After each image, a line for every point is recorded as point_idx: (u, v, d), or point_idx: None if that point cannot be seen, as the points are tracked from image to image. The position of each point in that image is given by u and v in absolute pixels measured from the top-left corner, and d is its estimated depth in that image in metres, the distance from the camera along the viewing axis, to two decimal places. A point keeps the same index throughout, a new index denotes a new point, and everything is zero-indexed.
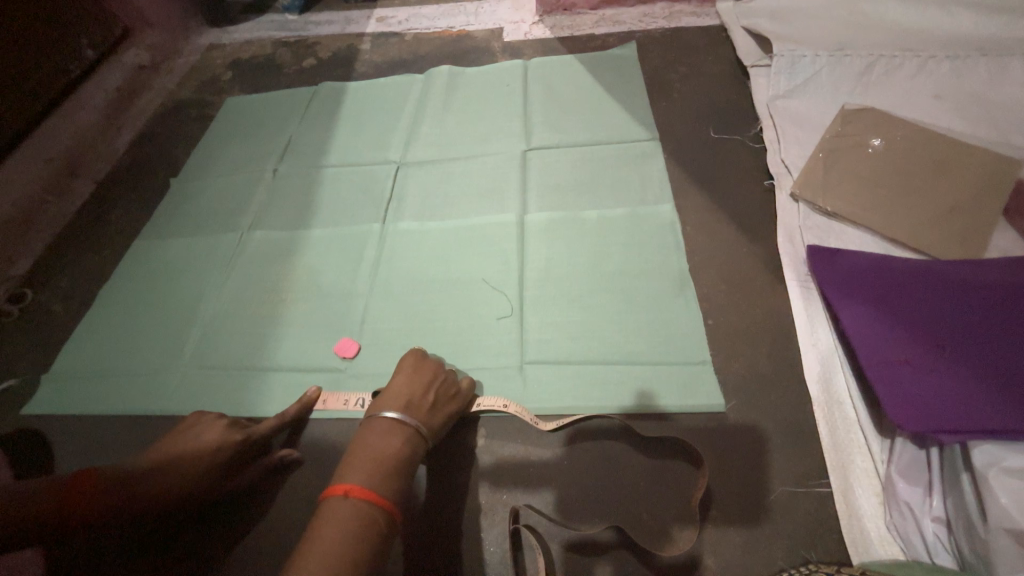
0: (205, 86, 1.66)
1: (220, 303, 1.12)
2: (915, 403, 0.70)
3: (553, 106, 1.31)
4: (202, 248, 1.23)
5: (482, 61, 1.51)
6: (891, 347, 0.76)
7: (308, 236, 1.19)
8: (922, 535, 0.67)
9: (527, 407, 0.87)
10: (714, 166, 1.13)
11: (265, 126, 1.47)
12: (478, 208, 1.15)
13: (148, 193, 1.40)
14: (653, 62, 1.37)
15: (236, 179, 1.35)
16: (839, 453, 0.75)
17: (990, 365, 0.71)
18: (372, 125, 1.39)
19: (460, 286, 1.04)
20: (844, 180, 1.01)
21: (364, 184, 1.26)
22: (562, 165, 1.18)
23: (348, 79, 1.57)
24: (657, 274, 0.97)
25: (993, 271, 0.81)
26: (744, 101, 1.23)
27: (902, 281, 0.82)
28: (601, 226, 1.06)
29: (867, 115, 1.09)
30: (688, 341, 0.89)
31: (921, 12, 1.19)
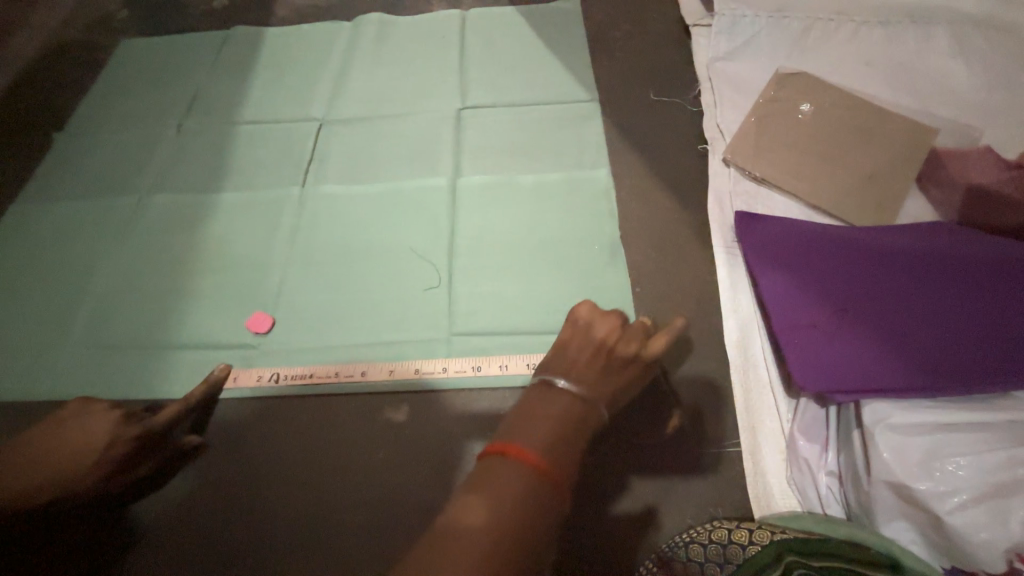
0: (93, 25, 1.43)
1: (121, 275, 1.00)
2: (817, 365, 0.73)
3: (492, 62, 1.22)
4: (93, 213, 1.09)
5: (416, 8, 1.38)
6: (801, 310, 0.78)
7: (217, 200, 1.08)
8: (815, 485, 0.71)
9: (458, 378, 0.85)
10: (652, 129, 1.09)
11: (167, 75, 1.29)
12: (408, 171, 1.07)
13: (28, 151, 1.21)
14: (597, 17, 1.29)
15: (133, 135, 1.19)
16: (750, 410, 0.77)
17: (887, 327, 0.75)
18: (292, 77, 1.25)
19: (386, 254, 0.97)
20: (773, 146, 1.01)
21: (284, 143, 1.15)
22: (500, 126, 1.11)
23: (265, 23, 1.39)
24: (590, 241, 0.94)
25: (906, 239, 0.83)
26: (685, 62, 1.19)
27: (819, 247, 0.83)
28: (539, 191, 1.01)
29: (800, 79, 1.08)
30: (616, 308, 0.88)
31: None
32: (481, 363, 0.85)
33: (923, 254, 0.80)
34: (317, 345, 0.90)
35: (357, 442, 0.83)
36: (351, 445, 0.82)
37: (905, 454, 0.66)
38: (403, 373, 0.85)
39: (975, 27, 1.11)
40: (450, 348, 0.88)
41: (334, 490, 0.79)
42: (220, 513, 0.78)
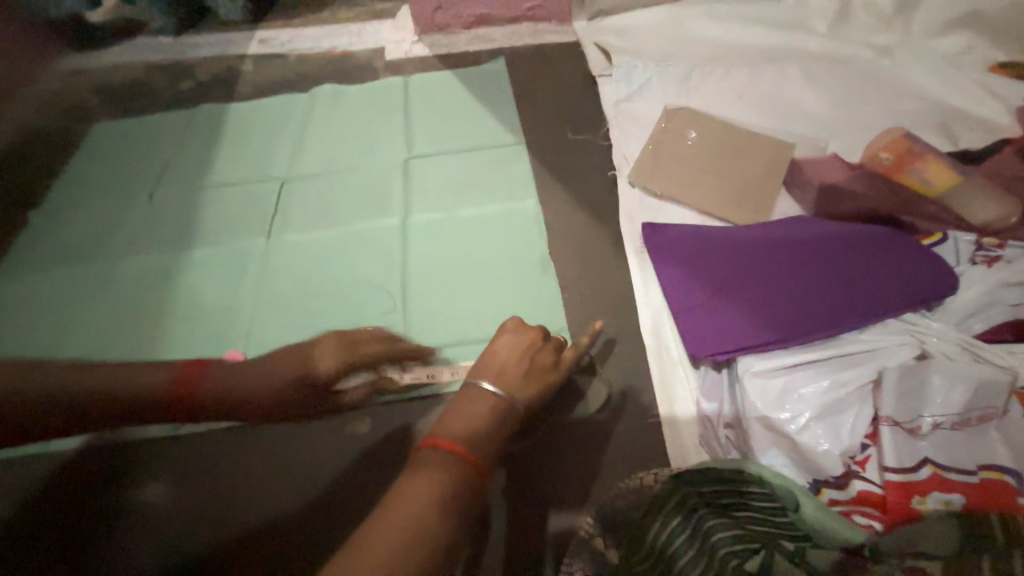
0: (62, 113, 1.55)
1: (105, 334, 1.11)
2: (700, 336, 0.93)
3: (430, 115, 1.40)
4: (74, 281, 1.19)
5: (365, 76, 1.55)
6: (674, 304, 0.96)
7: (191, 258, 1.19)
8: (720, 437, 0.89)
9: (423, 390, 0.98)
10: (572, 163, 1.28)
11: (139, 151, 1.41)
12: (364, 216, 1.21)
13: (5, 231, 1.30)
14: (522, 73, 1.49)
15: (107, 208, 1.30)
16: (659, 388, 0.95)
17: (749, 300, 0.95)
18: (256, 144, 1.38)
19: (347, 290, 1.10)
20: (665, 167, 1.20)
21: (247, 199, 1.28)
22: (438, 171, 1.28)
23: (230, 98, 1.52)
24: (516, 261, 1.10)
25: (754, 235, 1.03)
26: (597, 104, 1.40)
27: (705, 244, 1.02)
28: (473, 224, 1.17)
29: (684, 112, 1.29)
30: (542, 316, 1.04)
31: (724, 32, 1.45)
32: (427, 373, 0.98)
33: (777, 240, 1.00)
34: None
35: (336, 458, 0.95)
36: (332, 461, 0.95)
37: (774, 398, 0.85)
38: (367, 392, 0.96)
39: (820, 63, 1.37)
40: (406, 364, 0.99)
41: (322, 502, 0.92)
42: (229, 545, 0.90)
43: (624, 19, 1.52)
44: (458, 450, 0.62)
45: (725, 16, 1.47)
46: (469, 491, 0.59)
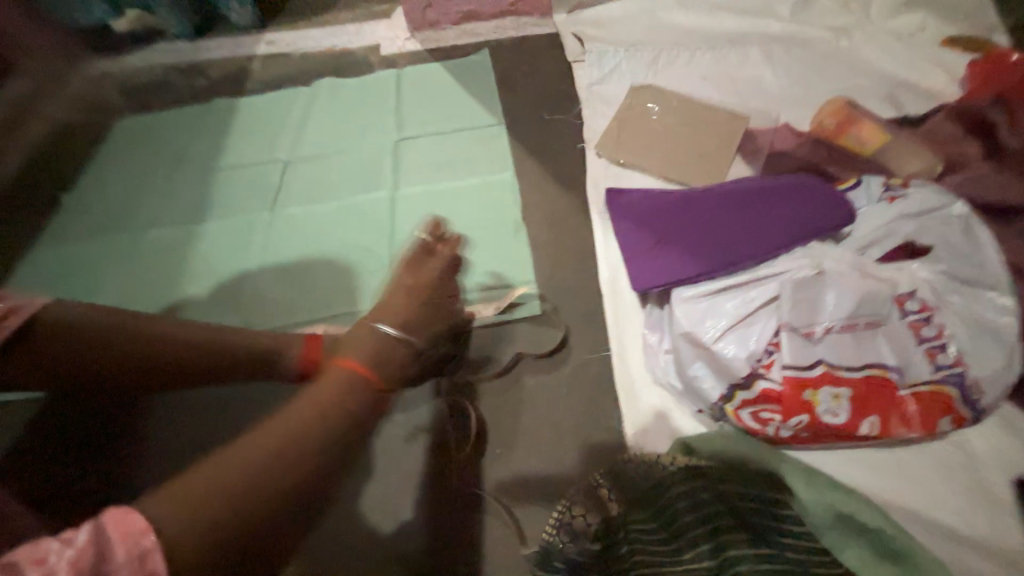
0: (277, 53, 1.86)
1: (256, 221, 1.32)
2: (663, 267, 0.90)
3: (561, 92, 1.48)
4: (251, 180, 1.41)
5: (525, 49, 1.63)
6: (751, 248, 0.86)
7: (343, 176, 1.37)
8: (761, 391, 0.77)
9: (487, 325, 1.04)
10: (708, 155, 1.20)
11: (324, 87, 1.65)
12: (490, 172, 1.29)
13: (208, 131, 1.58)
14: (677, 66, 1.45)
15: (292, 127, 1.54)
16: (725, 343, 0.79)
17: (730, 251, 0.87)
18: (417, 96, 1.55)
19: (459, 231, 1.19)
20: (808, 162, 1.06)
21: (388, 137, 1.45)
22: (558, 142, 1.35)
23: (406, 56, 1.73)
24: (615, 214, 1.02)
25: (826, 199, 0.88)
26: (750, 108, 1.31)
27: (747, 194, 0.93)
28: (579, 192, 1.23)
29: (857, 108, 1.13)
30: (623, 282, 1.03)
31: (908, 66, 1.34)
32: (502, 305, 1.04)
33: (810, 216, 0.87)
34: (382, 277, 1.16)
35: None
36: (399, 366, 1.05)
37: (842, 354, 0.76)
38: None
39: None
40: (487, 304, 1.06)
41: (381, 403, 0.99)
42: None
43: (776, 32, 1.49)
44: None
45: (889, 44, 1.39)
46: None
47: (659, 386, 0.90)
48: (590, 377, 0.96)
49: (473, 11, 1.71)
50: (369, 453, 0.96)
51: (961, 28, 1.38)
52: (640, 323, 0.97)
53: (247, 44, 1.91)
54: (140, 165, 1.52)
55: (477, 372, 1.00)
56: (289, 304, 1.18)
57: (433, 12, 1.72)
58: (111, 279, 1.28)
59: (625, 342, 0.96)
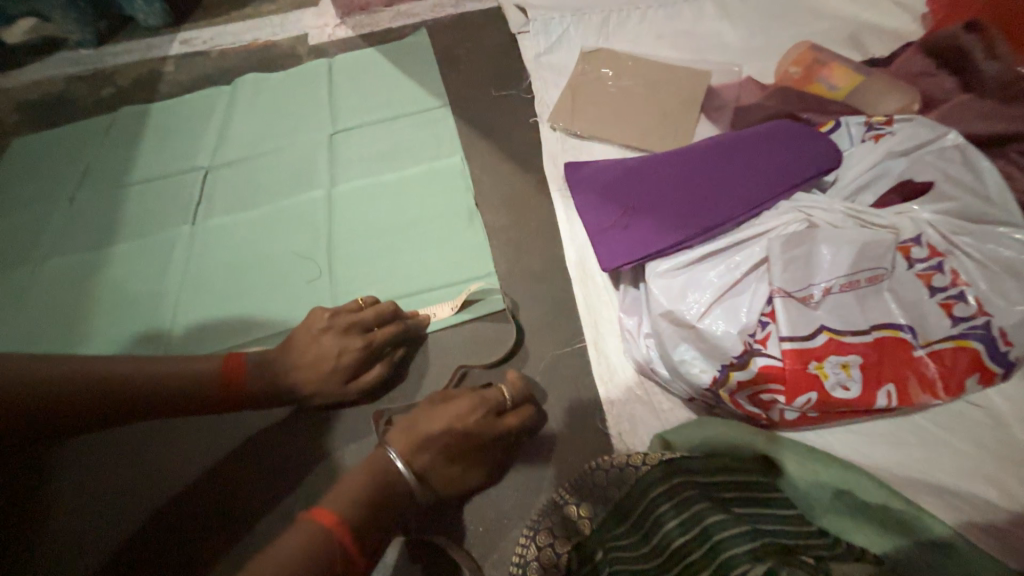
0: (193, 52, 1.67)
1: (174, 237, 1.14)
2: (636, 239, 0.79)
3: (509, 67, 1.36)
4: (167, 193, 1.24)
5: (466, 25, 1.50)
6: (734, 205, 0.76)
7: (272, 178, 1.22)
8: (761, 369, 0.66)
9: (444, 327, 0.91)
10: (671, 117, 1.10)
11: (245, 82, 1.47)
12: (437, 158, 1.16)
13: (116, 142, 1.39)
14: (629, 28, 1.35)
15: (212, 130, 1.37)
16: (713, 318, 0.69)
17: (709, 213, 0.76)
18: (350, 83, 1.40)
19: (407, 226, 1.06)
20: (778, 112, 0.97)
21: (321, 130, 1.30)
22: (510, 118, 1.22)
23: (336, 42, 1.57)
24: (577, 190, 0.92)
25: (809, 147, 0.79)
26: (711, 64, 1.22)
27: (724, 148, 0.82)
28: (537, 170, 1.11)
29: (822, 51, 1.05)
30: (592, 265, 0.92)
31: (866, 9, 1.27)
32: (458, 303, 0.91)
33: (794, 168, 0.77)
34: (323, 286, 1.01)
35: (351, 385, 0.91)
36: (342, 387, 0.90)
37: (846, 316, 0.66)
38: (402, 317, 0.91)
39: None
40: (444, 304, 0.93)
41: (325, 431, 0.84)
42: (260, 475, 0.82)
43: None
44: (336, 355, 0.78)
45: None
46: (341, 384, 0.79)
47: (643, 376, 0.79)
48: (566, 374, 0.83)
49: None
50: (314, 490, 0.81)
51: None
52: (614, 308, 0.86)
53: (159, 45, 1.71)
54: (36, 187, 1.32)
55: (436, 382, 0.87)
56: (215, 323, 1.00)
57: None
58: (0, 320, 1.08)
59: (601, 329, 0.85)
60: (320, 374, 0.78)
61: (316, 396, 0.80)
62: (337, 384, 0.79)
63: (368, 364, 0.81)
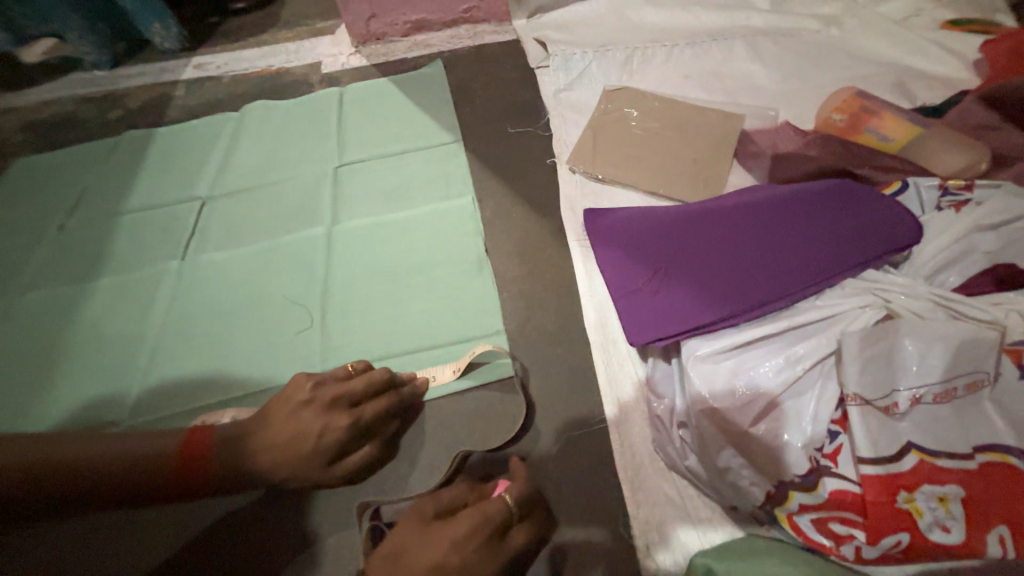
0: (204, 77, 1.63)
1: (161, 274, 1.06)
2: (670, 310, 0.70)
3: (527, 102, 1.29)
4: (160, 224, 1.17)
5: (483, 58, 1.45)
6: (783, 282, 0.68)
7: (271, 213, 1.14)
8: (831, 494, 0.55)
9: (447, 395, 0.81)
10: (702, 162, 1.01)
11: (253, 109, 1.42)
12: (447, 198, 1.08)
13: (114, 167, 1.33)
14: (654, 66, 1.28)
15: (214, 158, 1.30)
16: (769, 421, 0.59)
17: (753, 287, 0.68)
18: (361, 114, 1.34)
19: (411, 273, 0.97)
20: (825, 163, 0.88)
21: (326, 163, 1.23)
22: (526, 158, 1.14)
23: (349, 71, 1.53)
24: (604, 246, 0.83)
25: (865, 216, 0.71)
26: (743, 107, 1.14)
27: (768, 211, 0.74)
28: (553, 214, 1.02)
29: (869, 98, 0.97)
30: (615, 329, 0.82)
31: (908, 54, 1.20)
32: (461, 367, 0.81)
33: (850, 240, 0.69)
34: (314, 337, 0.92)
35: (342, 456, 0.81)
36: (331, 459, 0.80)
37: (940, 434, 0.54)
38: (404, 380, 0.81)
39: None
40: (446, 366, 0.83)
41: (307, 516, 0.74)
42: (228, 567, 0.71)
43: (759, 26, 1.34)
44: (317, 431, 0.68)
45: (886, 30, 1.24)
46: (321, 466, 0.68)
47: (674, 471, 0.69)
48: (581, 460, 0.72)
49: (423, 20, 1.53)
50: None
51: (959, 9, 1.25)
52: (640, 384, 0.76)
53: (172, 69, 1.67)
54: (28, 213, 1.26)
55: (433, 460, 0.76)
56: (195, 375, 0.91)
57: (379, 23, 1.52)
58: None
59: (624, 409, 0.75)
60: (298, 453, 0.68)
61: (294, 480, 0.69)
62: (317, 468, 0.68)
63: (356, 442, 0.72)
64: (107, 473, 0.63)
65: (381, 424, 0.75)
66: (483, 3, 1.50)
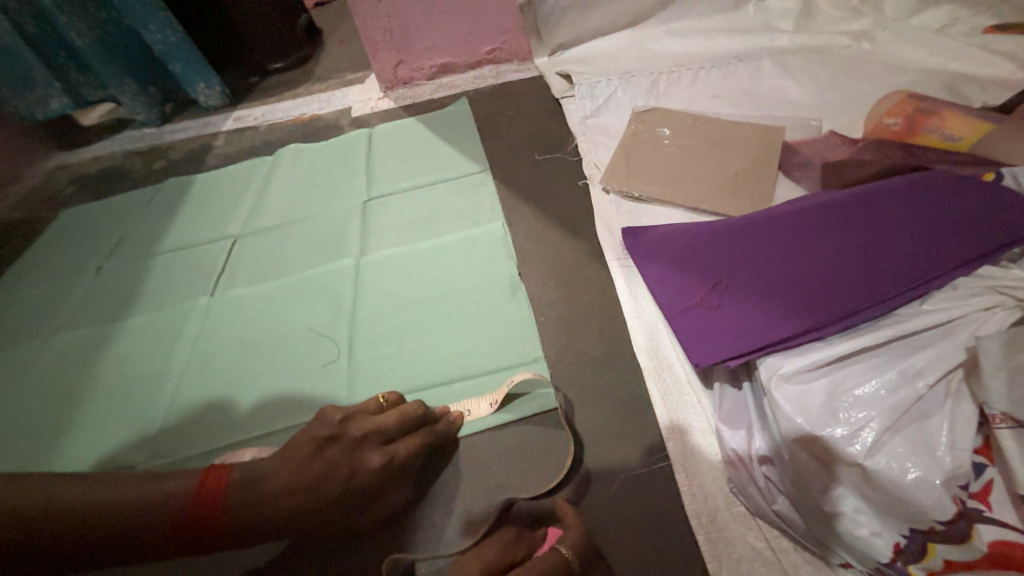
0: (242, 128, 1.71)
1: (190, 310, 1.05)
2: (736, 329, 0.66)
3: (553, 130, 1.28)
4: (193, 262, 1.18)
5: (508, 94, 1.47)
6: (861, 292, 0.63)
7: (301, 247, 1.13)
8: (990, 547, 0.44)
9: (487, 428, 0.73)
10: (745, 174, 0.96)
11: (286, 152, 1.46)
12: (478, 224, 1.05)
13: (154, 211, 1.37)
14: (682, 89, 1.26)
15: (247, 199, 1.33)
16: (888, 452, 0.50)
17: (826, 303, 0.63)
18: (388, 150, 1.36)
19: (443, 300, 0.92)
20: (886, 165, 0.80)
21: (355, 197, 1.23)
22: (556, 182, 1.12)
23: (378, 113, 1.58)
24: (659, 263, 0.79)
25: (946, 219, 0.65)
26: (781, 120, 1.09)
27: (833, 221, 0.70)
28: (589, 236, 0.97)
29: (924, 99, 0.91)
30: (668, 352, 0.75)
31: (951, 60, 1.15)
32: (498, 399, 0.74)
33: (930, 248, 0.64)
34: (340, 370, 0.86)
35: None
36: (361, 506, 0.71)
37: None
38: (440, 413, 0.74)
39: None
40: (483, 398, 0.76)
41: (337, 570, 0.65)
42: None
43: (787, 45, 1.32)
44: (346, 474, 0.62)
45: (924, 38, 1.20)
46: (354, 510, 0.62)
47: (759, 518, 0.59)
48: (642, 505, 0.62)
49: (448, 63, 1.58)
50: None
51: (1001, 12, 1.20)
52: (707, 414, 0.68)
53: (214, 123, 1.76)
54: (70, 256, 1.30)
55: (471, 508, 0.67)
56: (217, 412, 0.86)
57: (406, 68, 1.58)
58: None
59: (689, 444, 0.66)
60: (325, 497, 0.61)
61: (324, 527, 0.62)
62: (348, 512, 0.62)
63: (389, 484, 0.65)
64: (126, 520, 0.57)
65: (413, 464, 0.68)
66: (505, 44, 1.55)
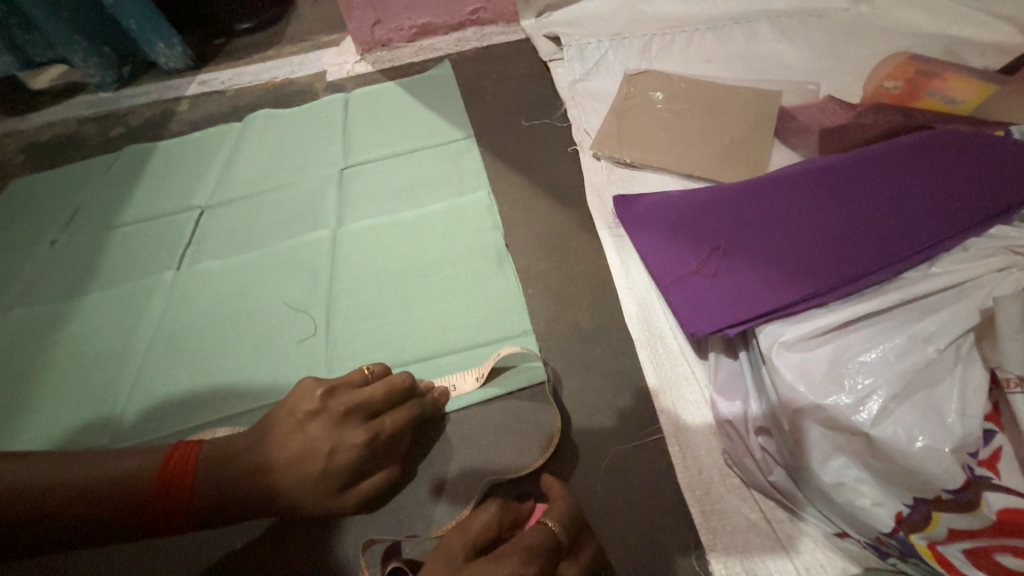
0: (207, 92, 1.59)
1: (154, 285, 0.98)
2: (735, 296, 0.63)
3: (541, 94, 1.22)
4: (157, 234, 1.10)
5: (493, 57, 1.39)
6: (863, 257, 0.61)
7: (275, 217, 1.06)
8: (998, 516, 0.44)
9: (476, 403, 0.70)
10: (741, 139, 0.92)
11: (256, 117, 1.36)
12: (463, 193, 0.99)
13: (113, 180, 1.27)
14: (675, 53, 1.21)
15: (215, 167, 1.24)
16: (895, 420, 0.49)
17: (829, 267, 0.61)
18: (367, 116, 1.28)
19: (427, 272, 0.87)
20: (887, 129, 0.77)
21: (332, 165, 1.16)
22: (545, 149, 1.06)
23: (354, 77, 1.48)
24: (655, 229, 0.76)
25: (952, 180, 0.63)
26: (776, 84, 1.05)
27: (839, 183, 0.67)
28: (579, 203, 0.93)
29: (924, 61, 0.88)
30: (663, 323, 0.73)
31: (949, 24, 1.11)
32: (485, 373, 0.71)
33: (937, 210, 0.62)
34: (318, 346, 0.82)
35: None
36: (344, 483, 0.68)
37: None
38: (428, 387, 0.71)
39: None
40: (469, 372, 0.73)
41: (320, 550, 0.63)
42: None
43: (784, 7, 1.27)
44: (327, 452, 0.57)
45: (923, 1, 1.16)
46: (336, 491, 0.58)
47: (754, 490, 0.58)
48: (634, 477, 0.61)
49: (429, 24, 1.48)
50: None
51: None
52: (702, 385, 0.66)
53: (177, 87, 1.64)
54: (21, 230, 1.20)
55: (457, 486, 0.64)
56: (188, 390, 0.81)
57: (384, 29, 1.47)
58: None
59: (683, 415, 0.64)
60: (305, 476, 0.57)
61: (305, 507, 0.58)
62: (329, 493, 0.58)
63: (373, 463, 0.61)
64: (97, 501, 0.53)
65: (399, 439, 0.64)
66: (489, 4, 1.45)
